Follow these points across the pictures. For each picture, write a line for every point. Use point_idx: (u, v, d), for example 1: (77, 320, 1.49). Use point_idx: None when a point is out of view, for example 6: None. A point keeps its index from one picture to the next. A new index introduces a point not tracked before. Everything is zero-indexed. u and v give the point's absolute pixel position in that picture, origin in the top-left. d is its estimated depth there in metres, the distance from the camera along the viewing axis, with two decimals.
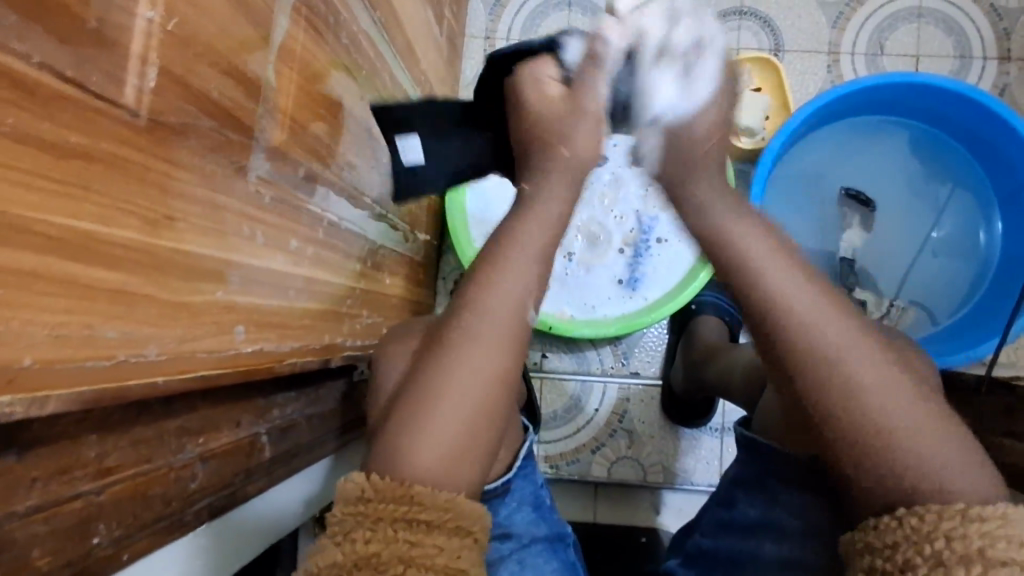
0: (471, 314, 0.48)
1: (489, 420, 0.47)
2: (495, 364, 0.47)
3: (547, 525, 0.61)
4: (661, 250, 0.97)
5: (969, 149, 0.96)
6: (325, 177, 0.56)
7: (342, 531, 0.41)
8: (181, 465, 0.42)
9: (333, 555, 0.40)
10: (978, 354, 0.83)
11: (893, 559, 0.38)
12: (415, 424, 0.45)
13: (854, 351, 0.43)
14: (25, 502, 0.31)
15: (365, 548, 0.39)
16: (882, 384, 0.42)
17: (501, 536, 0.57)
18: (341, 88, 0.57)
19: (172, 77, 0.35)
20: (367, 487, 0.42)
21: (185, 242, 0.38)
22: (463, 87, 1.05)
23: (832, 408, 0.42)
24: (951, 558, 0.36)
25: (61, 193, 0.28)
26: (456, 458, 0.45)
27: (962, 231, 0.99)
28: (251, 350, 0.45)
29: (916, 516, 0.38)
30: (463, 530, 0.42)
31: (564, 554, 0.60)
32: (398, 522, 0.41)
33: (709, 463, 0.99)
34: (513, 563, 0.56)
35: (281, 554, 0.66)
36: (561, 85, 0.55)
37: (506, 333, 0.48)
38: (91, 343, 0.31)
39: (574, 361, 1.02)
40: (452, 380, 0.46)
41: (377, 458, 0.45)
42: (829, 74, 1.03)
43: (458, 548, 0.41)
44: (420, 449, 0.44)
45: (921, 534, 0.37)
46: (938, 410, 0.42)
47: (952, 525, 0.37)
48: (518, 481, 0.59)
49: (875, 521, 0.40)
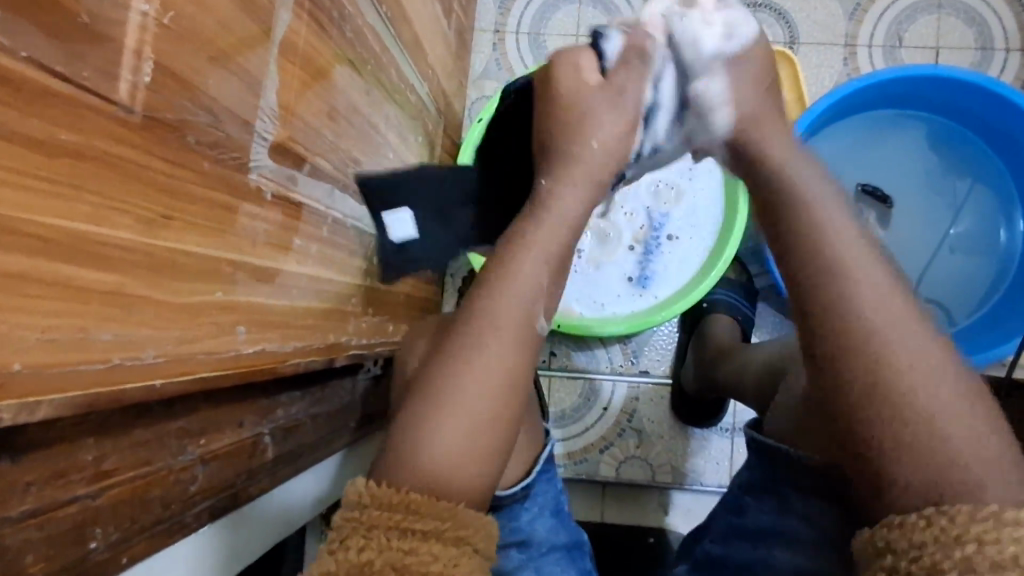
0: (484, 316, 0.48)
1: (501, 423, 0.46)
2: (507, 368, 0.47)
3: (566, 531, 0.60)
4: (672, 247, 0.96)
5: (989, 145, 0.94)
6: (329, 174, 0.56)
7: (338, 538, 0.40)
8: (181, 467, 0.42)
9: (327, 563, 0.38)
10: (997, 355, 0.81)
11: (920, 561, 0.36)
12: (415, 432, 0.45)
13: (900, 333, 0.42)
14: (20, 507, 0.30)
15: (358, 556, 0.38)
16: (928, 368, 0.40)
17: (517, 544, 0.56)
18: (345, 83, 0.56)
19: (168, 72, 0.34)
20: (364, 493, 0.41)
21: (181, 241, 0.37)
22: (471, 82, 1.03)
23: (869, 384, 0.41)
24: (982, 564, 0.34)
25: (52, 194, 0.27)
26: (463, 464, 0.44)
27: (981, 229, 0.96)
28: (253, 351, 0.44)
29: (946, 517, 0.36)
30: (462, 539, 0.40)
31: (582, 562, 0.59)
32: (392, 530, 0.40)
33: (719, 464, 0.98)
34: (530, 570, 0.55)
35: (286, 553, 0.66)
36: (600, 77, 0.55)
37: (510, 336, 0.48)
38: (84, 346, 0.30)
39: (582, 359, 1.01)
40: (462, 383, 0.46)
41: (388, 460, 0.45)
42: (846, 67, 1.00)
43: (455, 556, 0.39)
44: (428, 451, 0.44)
45: (950, 536, 0.35)
46: (984, 406, 0.40)
47: (984, 528, 0.35)
48: (541, 485, 0.59)
49: (900, 520, 0.38)
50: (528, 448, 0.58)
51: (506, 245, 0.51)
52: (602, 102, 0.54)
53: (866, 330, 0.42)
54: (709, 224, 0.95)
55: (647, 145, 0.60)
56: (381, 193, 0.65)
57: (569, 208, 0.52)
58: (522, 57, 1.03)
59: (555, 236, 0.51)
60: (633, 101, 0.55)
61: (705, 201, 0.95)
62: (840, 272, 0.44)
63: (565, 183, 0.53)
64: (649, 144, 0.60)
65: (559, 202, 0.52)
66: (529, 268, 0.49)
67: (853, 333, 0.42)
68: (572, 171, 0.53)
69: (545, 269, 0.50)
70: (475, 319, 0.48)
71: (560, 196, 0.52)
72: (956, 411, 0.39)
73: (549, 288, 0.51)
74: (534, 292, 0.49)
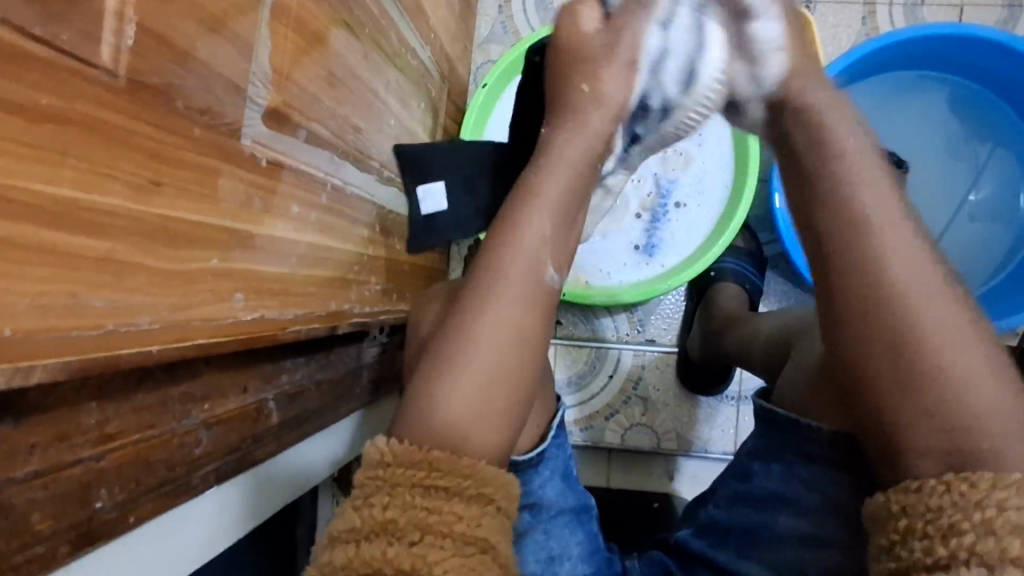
0: (496, 264, 0.49)
1: (515, 382, 0.47)
2: (516, 329, 0.48)
3: (574, 496, 0.60)
4: (680, 214, 0.94)
5: (1014, 106, 0.91)
6: (328, 141, 0.55)
7: (362, 495, 0.41)
8: (184, 431, 0.42)
9: (352, 520, 0.40)
10: (1010, 324, 0.80)
11: (936, 522, 0.36)
12: (426, 395, 0.45)
13: (900, 255, 0.42)
14: (25, 467, 0.31)
15: (382, 514, 0.39)
16: (923, 290, 0.41)
17: (529, 507, 0.56)
18: (342, 46, 0.55)
19: (153, 35, 0.33)
20: (387, 452, 0.42)
21: (173, 208, 0.37)
22: (476, 46, 1.01)
23: (844, 288, 0.43)
24: (1004, 527, 0.34)
25: (36, 159, 0.27)
26: (482, 413, 0.45)
27: (1000, 195, 0.93)
28: (251, 318, 0.45)
29: (967, 483, 0.37)
30: (484, 497, 0.41)
31: (589, 525, 0.61)
32: (415, 488, 0.40)
33: (725, 431, 0.98)
34: (538, 533, 0.56)
35: (301, 513, 0.72)
36: (601, 21, 0.58)
37: (522, 301, 0.48)
38: (75, 312, 0.30)
39: (588, 328, 1.01)
40: (474, 342, 0.47)
41: (400, 425, 0.45)
42: (864, 26, 0.96)
43: (478, 515, 0.40)
44: (448, 402, 0.45)
45: (969, 502, 0.36)
46: (977, 335, 0.41)
47: (1006, 495, 0.35)
48: (553, 449, 0.58)
49: (918, 484, 0.38)
50: (540, 414, 0.59)
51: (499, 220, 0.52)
52: (597, 46, 0.57)
53: (864, 296, 0.42)
54: (718, 191, 0.93)
55: (656, 98, 0.60)
56: (416, 167, 0.75)
57: (564, 176, 0.53)
58: (528, 19, 1.00)
59: (558, 195, 0.52)
60: (628, 47, 0.57)
61: (713, 168, 0.94)
62: (858, 220, 0.44)
63: (575, 144, 0.55)
64: (657, 98, 0.60)
65: (556, 164, 0.54)
66: (527, 240, 0.50)
67: (842, 237, 0.44)
68: (585, 135, 0.55)
69: (550, 224, 0.51)
70: (478, 285, 0.49)
71: (551, 167, 0.53)
72: (981, 380, 0.39)
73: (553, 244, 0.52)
74: (540, 245, 0.50)
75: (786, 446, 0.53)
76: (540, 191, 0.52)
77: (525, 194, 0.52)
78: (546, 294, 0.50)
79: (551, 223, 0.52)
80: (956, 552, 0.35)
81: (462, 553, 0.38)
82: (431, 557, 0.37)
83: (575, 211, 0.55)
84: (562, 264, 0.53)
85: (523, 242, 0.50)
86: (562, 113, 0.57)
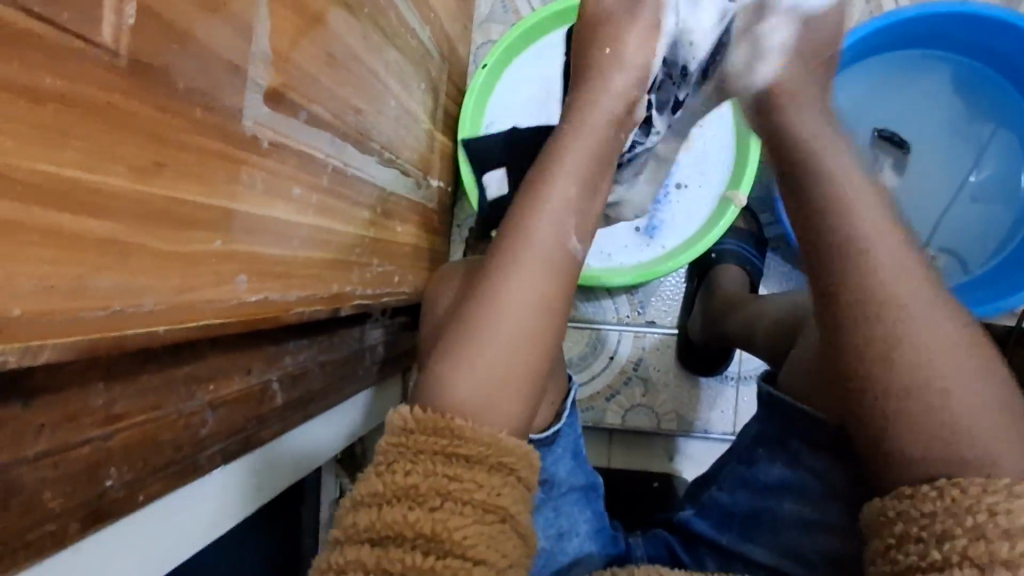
0: (519, 239, 0.49)
1: (539, 349, 0.47)
2: (540, 297, 0.48)
3: (583, 474, 0.61)
4: (680, 196, 0.94)
5: (1016, 86, 0.90)
6: (328, 122, 0.55)
7: (385, 461, 0.42)
8: (190, 412, 0.43)
9: (374, 484, 0.41)
10: (1008, 305, 0.80)
11: (930, 527, 0.39)
12: (449, 367, 0.46)
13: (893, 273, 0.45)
14: (34, 447, 0.32)
15: (405, 479, 0.41)
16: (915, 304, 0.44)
17: (541, 484, 0.57)
18: (342, 26, 0.54)
19: (151, 14, 0.33)
20: (409, 419, 0.43)
21: (175, 190, 0.37)
22: (476, 26, 1.00)
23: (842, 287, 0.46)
24: (993, 532, 0.37)
25: (40, 141, 0.27)
26: (503, 384, 0.46)
27: (1001, 176, 0.93)
28: (255, 299, 0.45)
29: (959, 488, 0.39)
30: (505, 466, 0.42)
31: (596, 504, 0.61)
32: (437, 455, 0.42)
33: (725, 412, 0.99)
34: (548, 509, 0.57)
35: (307, 491, 0.73)
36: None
37: (546, 270, 0.49)
38: (81, 294, 0.31)
39: (589, 310, 1.01)
40: (501, 308, 0.47)
41: (420, 394, 0.46)
42: (868, 5, 0.95)
43: (499, 485, 0.42)
44: (467, 372, 0.45)
45: (960, 505, 0.39)
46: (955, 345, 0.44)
47: (996, 500, 0.38)
48: (566, 428, 0.59)
49: (912, 490, 0.41)
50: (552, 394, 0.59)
51: (521, 195, 0.52)
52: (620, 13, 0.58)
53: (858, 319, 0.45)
54: (719, 174, 0.93)
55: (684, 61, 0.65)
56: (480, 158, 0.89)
57: (589, 145, 0.53)
58: None
59: (579, 167, 0.52)
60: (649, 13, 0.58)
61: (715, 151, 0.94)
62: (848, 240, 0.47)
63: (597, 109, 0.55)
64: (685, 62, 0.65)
65: (576, 136, 0.54)
66: (552, 211, 0.50)
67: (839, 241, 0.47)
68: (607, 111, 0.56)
69: (577, 189, 0.52)
70: (500, 257, 0.49)
71: (571, 140, 0.53)
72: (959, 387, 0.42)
73: (579, 209, 0.52)
74: (562, 214, 0.50)
75: (791, 434, 0.55)
76: (562, 160, 0.52)
77: (545, 166, 0.52)
78: (570, 264, 0.50)
79: (575, 195, 0.51)
80: (948, 555, 0.38)
81: (482, 521, 0.40)
82: (452, 523, 0.39)
83: (598, 188, 0.54)
84: (582, 234, 0.52)
85: (553, 211, 0.50)
86: (577, 97, 0.57)
